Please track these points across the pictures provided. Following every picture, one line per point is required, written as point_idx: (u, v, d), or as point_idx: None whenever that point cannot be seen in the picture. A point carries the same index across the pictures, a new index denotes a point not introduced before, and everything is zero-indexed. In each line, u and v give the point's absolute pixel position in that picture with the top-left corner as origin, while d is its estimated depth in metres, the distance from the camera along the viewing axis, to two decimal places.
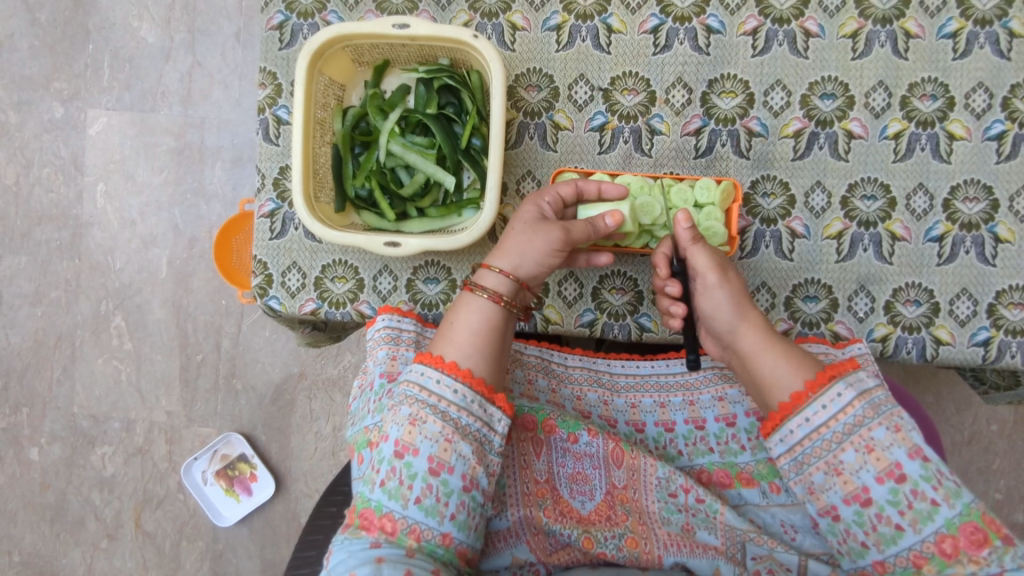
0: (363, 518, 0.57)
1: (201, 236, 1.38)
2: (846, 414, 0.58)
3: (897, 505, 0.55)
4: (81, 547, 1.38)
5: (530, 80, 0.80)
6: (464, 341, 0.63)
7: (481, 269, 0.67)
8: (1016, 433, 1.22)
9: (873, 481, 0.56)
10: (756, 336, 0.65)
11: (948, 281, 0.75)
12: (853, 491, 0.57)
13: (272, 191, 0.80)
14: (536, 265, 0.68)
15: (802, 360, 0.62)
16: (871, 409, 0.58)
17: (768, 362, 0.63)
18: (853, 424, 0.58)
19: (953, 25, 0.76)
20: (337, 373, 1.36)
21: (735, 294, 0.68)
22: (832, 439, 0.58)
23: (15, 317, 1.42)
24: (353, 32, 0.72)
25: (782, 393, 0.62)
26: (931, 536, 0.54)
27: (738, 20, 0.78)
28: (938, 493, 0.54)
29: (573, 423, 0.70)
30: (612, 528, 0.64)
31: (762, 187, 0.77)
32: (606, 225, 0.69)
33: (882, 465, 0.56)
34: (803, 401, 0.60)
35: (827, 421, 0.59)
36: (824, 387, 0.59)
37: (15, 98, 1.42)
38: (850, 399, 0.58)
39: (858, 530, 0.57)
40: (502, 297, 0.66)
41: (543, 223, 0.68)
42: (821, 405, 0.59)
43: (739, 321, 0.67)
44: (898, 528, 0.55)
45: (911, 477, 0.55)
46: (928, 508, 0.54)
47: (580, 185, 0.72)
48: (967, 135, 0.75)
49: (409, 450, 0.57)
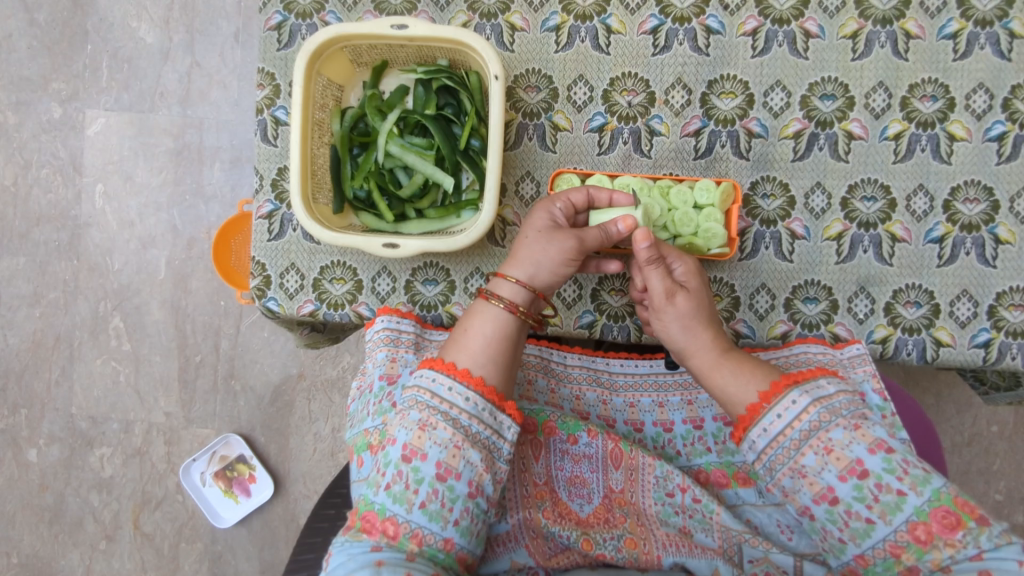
0: (366, 521, 0.56)
1: (199, 236, 1.38)
2: (801, 420, 0.58)
3: (863, 500, 0.55)
4: (80, 548, 1.37)
5: (529, 81, 0.80)
6: (478, 349, 0.62)
7: (496, 277, 0.67)
8: (1016, 434, 1.22)
9: (837, 480, 0.56)
10: (705, 356, 0.65)
11: (948, 282, 0.74)
12: (820, 492, 0.57)
13: (271, 192, 0.80)
14: (551, 274, 0.67)
15: (755, 374, 0.63)
16: (828, 413, 0.58)
17: (718, 379, 0.64)
18: (809, 429, 0.58)
19: (953, 25, 0.75)
20: (336, 374, 1.35)
21: (684, 318, 0.66)
22: (792, 445, 0.58)
23: (13, 317, 1.41)
24: (352, 33, 0.71)
25: (737, 408, 0.62)
26: (902, 526, 0.53)
27: (738, 20, 0.78)
28: (903, 483, 0.54)
29: (573, 424, 0.70)
30: (611, 530, 0.63)
31: (762, 189, 0.77)
32: (618, 229, 0.67)
33: (843, 464, 0.56)
34: (759, 412, 0.60)
35: (783, 430, 0.59)
36: (778, 397, 0.60)
37: (13, 98, 1.41)
38: (804, 406, 0.58)
39: (833, 528, 0.56)
40: (519, 307, 0.65)
41: (557, 231, 0.67)
42: (776, 415, 0.59)
43: (688, 343, 0.66)
44: (869, 522, 0.54)
45: (874, 471, 0.55)
46: (895, 499, 0.54)
47: (592, 193, 0.71)
48: (967, 136, 0.75)
49: (416, 455, 0.57)
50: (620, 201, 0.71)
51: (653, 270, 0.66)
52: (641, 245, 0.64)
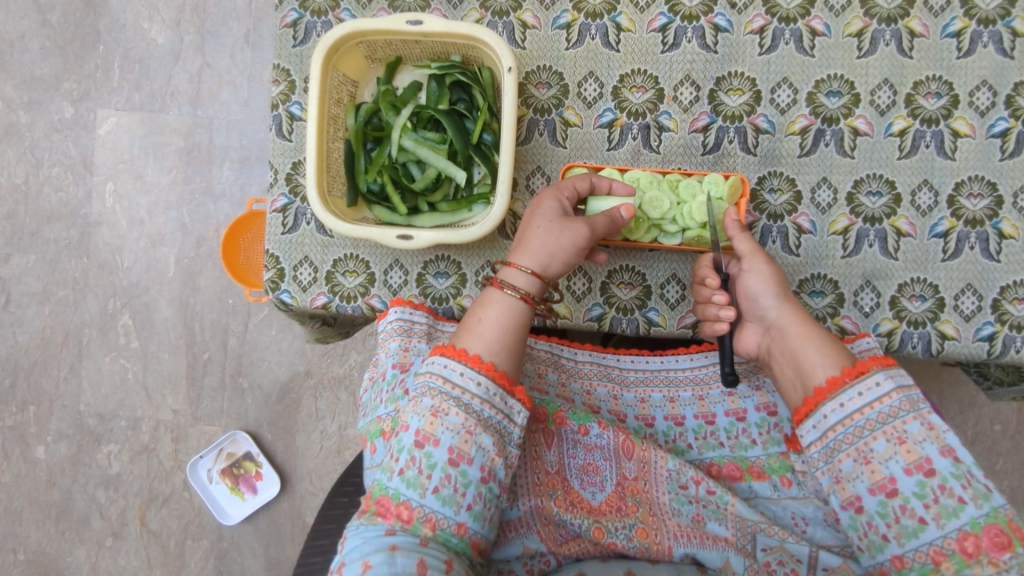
0: (379, 505, 0.57)
1: (208, 235, 1.39)
2: (882, 403, 0.58)
3: (922, 498, 0.55)
4: (86, 545, 1.38)
5: (540, 77, 0.81)
6: (493, 338, 0.63)
7: (507, 266, 0.67)
8: (1019, 433, 1.23)
9: (901, 472, 0.56)
10: (798, 322, 0.66)
11: (953, 276, 0.75)
12: (879, 481, 0.57)
13: (285, 186, 0.81)
14: (562, 265, 0.69)
15: (841, 351, 0.63)
16: (908, 403, 0.58)
17: (810, 347, 0.64)
18: (888, 413, 0.58)
19: (957, 24, 0.77)
20: (343, 371, 1.36)
21: (778, 285, 0.68)
22: (865, 426, 0.58)
23: (23, 314, 1.42)
24: (368, 28, 0.73)
25: (818, 379, 0.62)
26: (953, 533, 0.54)
27: (745, 19, 0.79)
28: (966, 491, 0.54)
29: (584, 415, 0.70)
30: (622, 518, 0.64)
31: (769, 183, 0.78)
32: (621, 217, 0.70)
33: (912, 458, 0.56)
34: (839, 386, 0.60)
35: (861, 408, 0.59)
36: (862, 375, 0.60)
37: (25, 98, 1.43)
38: (888, 390, 0.58)
39: (880, 522, 0.57)
40: (532, 296, 0.66)
41: (568, 220, 0.68)
42: (857, 392, 0.59)
43: (781, 308, 0.67)
44: (921, 522, 0.55)
45: (941, 472, 0.55)
46: (954, 504, 0.54)
47: (594, 180, 0.73)
48: (971, 132, 0.76)
49: (429, 441, 0.58)
50: (621, 190, 0.73)
51: (742, 234, 0.70)
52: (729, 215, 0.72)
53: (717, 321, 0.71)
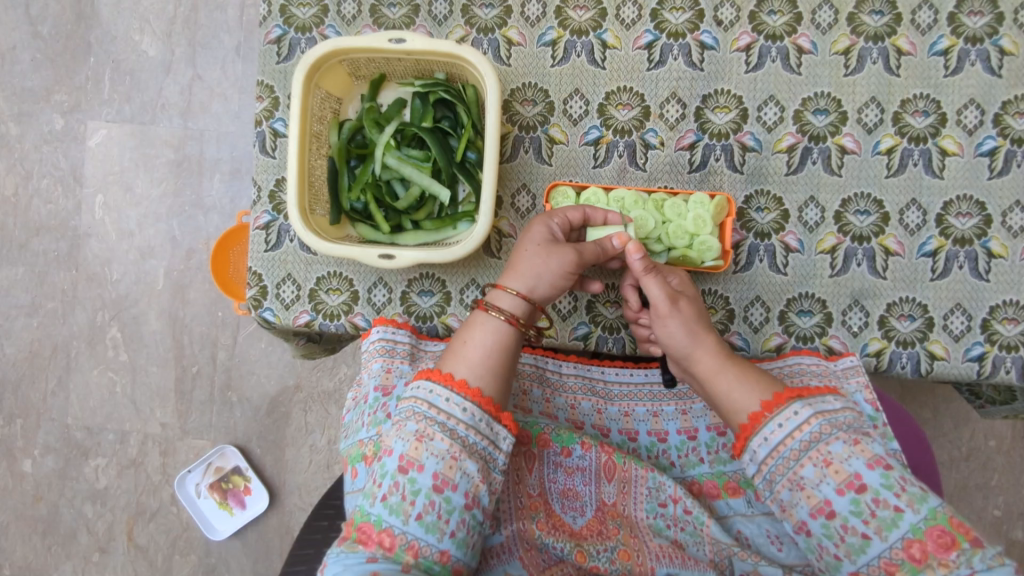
0: (361, 532, 0.56)
1: (199, 247, 1.38)
2: (802, 431, 0.58)
3: (860, 515, 0.54)
4: (72, 560, 1.36)
5: (525, 95, 0.80)
6: (477, 361, 0.62)
7: (495, 288, 0.67)
8: (1014, 449, 1.21)
9: (834, 493, 0.56)
10: (712, 360, 0.65)
11: (942, 295, 0.75)
12: (817, 505, 0.56)
13: (268, 203, 0.81)
14: (550, 287, 0.67)
15: (759, 383, 0.63)
16: (830, 426, 0.58)
17: (724, 386, 0.64)
18: (810, 440, 0.58)
19: (944, 42, 0.76)
20: (333, 385, 1.35)
21: (688, 324, 0.67)
22: (791, 456, 0.58)
23: (11, 327, 1.41)
24: (350, 46, 0.73)
25: (740, 416, 0.62)
26: (898, 543, 0.53)
27: (731, 36, 0.79)
28: (901, 499, 0.54)
29: (568, 436, 0.69)
30: (604, 541, 0.63)
31: (756, 202, 0.78)
32: (613, 245, 0.69)
33: (841, 477, 0.56)
34: (760, 421, 0.60)
35: (783, 440, 0.59)
36: (780, 407, 0.60)
37: (15, 110, 1.43)
38: (807, 417, 0.58)
39: (829, 544, 0.56)
40: (519, 319, 0.65)
41: (557, 245, 0.68)
42: (777, 424, 0.59)
43: (693, 348, 0.66)
44: (864, 538, 0.54)
45: (872, 486, 0.55)
46: (891, 515, 0.54)
47: (587, 211, 0.72)
48: (959, 151, 0.76)
49: (413, 466, 0.57)
50: (615, 220, 0.72)
51: (650, 279, 0.69)
52: (632, 255, 0.67)
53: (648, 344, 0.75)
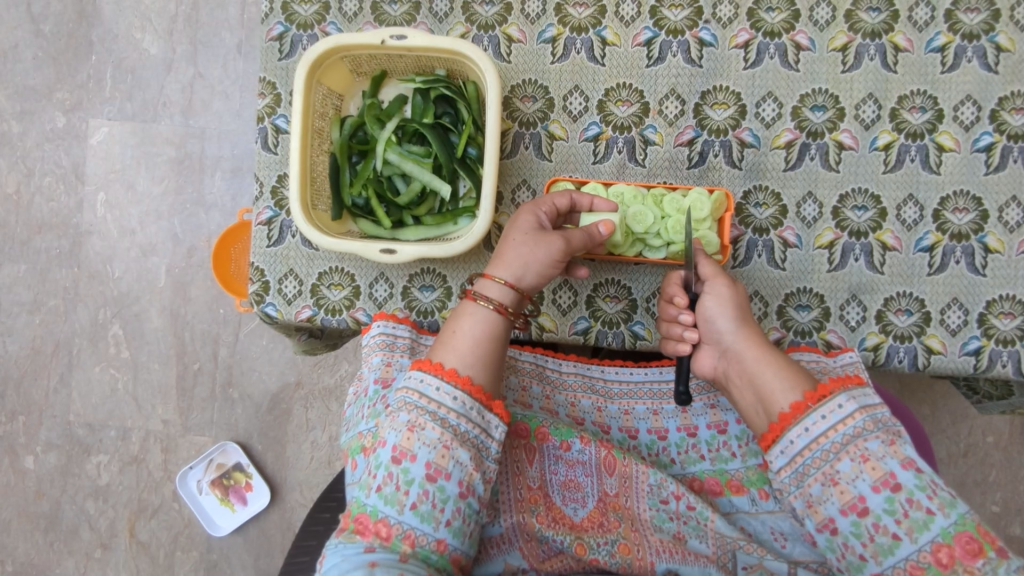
0: (359, 523, 0.57)
1: (200, 245, 1.39)
2: (846, 425, 0.59)
3: (893, 514, 0.55)
4: (75, 556, 1.37)
5: (525, 91, 0.81)
6: (467, 349, 0.63)
7: (483, 278, 0.67)
8: (1012, 445, 1.22)
9: (869, 490, 0.57)
10: (756, 350, 0.65)
11: (938, 291, 0.75)
12: (850, 502, 0.57)
13: (270, 199, 0.81)
14: (537, 276, 0.68)
15: (801, 374, 0.63)
16: (872, 422, 0.59)
17: (771, 373, 0.64)
18: (851, 434, 0.58)
19: (940, 39, 0.77)
20: (334, 382, 1.35)
21: (738, 311, 0.68)
22: (831, 449, 0.59)
23: (13, 324, 1.42)
24: (352, 43, 0.73)
25: (782, 404, 0.62)
26: (927, 546, 0.54)
27: (729, 33, 0.79)
28: (933, 502, 0.54)
29: (566, 430, 0.70)
30: (604, 534, 0.64)
31: (755, 197, 0.78)
32: (600, 233, 0.69)
33: (877, 474, 0.57)
34: (802, 411, 0.60)
35: (825, 432, 0.59)
36: (824, 399, 0.60)
37: (17, 107, 1.43)
38: (851, 411, 0.59)
39: (856, 543, 0.57)
40: (506, 307, 0.66)
41: (544, 234, 0.68)
42: (820, 416, 0.60)
43: (742, 334, 0.67)
44: (895, 538, 0.55)
45: (906, 486, 0.56)
46: (923, 517, 0.54)
47: (574, 197, 0.73)
48: (956, 146, 0.76)
49: (406, 456, 0.57)
50: (602, 207, 0.73)
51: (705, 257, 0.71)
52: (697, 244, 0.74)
53: (682, 341, 0.71)
